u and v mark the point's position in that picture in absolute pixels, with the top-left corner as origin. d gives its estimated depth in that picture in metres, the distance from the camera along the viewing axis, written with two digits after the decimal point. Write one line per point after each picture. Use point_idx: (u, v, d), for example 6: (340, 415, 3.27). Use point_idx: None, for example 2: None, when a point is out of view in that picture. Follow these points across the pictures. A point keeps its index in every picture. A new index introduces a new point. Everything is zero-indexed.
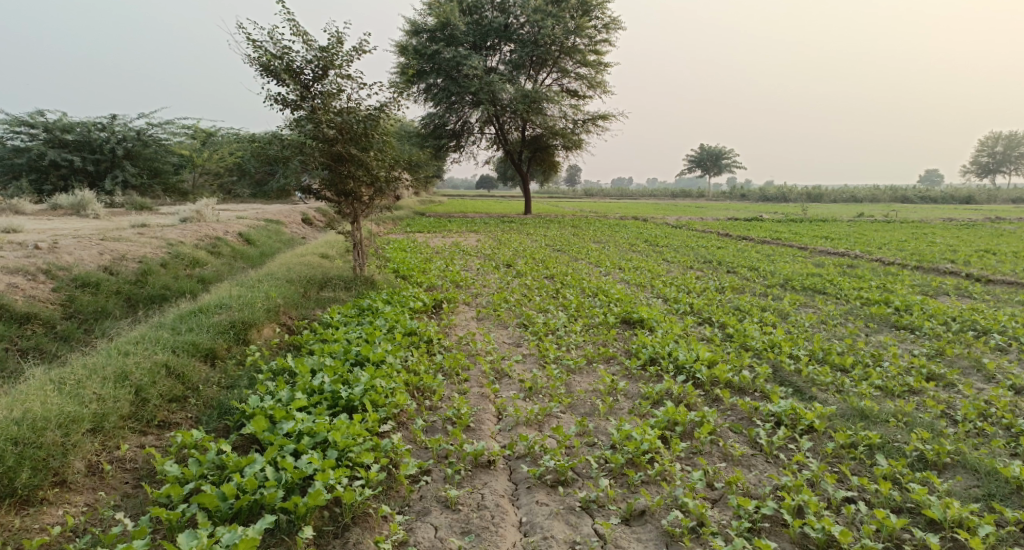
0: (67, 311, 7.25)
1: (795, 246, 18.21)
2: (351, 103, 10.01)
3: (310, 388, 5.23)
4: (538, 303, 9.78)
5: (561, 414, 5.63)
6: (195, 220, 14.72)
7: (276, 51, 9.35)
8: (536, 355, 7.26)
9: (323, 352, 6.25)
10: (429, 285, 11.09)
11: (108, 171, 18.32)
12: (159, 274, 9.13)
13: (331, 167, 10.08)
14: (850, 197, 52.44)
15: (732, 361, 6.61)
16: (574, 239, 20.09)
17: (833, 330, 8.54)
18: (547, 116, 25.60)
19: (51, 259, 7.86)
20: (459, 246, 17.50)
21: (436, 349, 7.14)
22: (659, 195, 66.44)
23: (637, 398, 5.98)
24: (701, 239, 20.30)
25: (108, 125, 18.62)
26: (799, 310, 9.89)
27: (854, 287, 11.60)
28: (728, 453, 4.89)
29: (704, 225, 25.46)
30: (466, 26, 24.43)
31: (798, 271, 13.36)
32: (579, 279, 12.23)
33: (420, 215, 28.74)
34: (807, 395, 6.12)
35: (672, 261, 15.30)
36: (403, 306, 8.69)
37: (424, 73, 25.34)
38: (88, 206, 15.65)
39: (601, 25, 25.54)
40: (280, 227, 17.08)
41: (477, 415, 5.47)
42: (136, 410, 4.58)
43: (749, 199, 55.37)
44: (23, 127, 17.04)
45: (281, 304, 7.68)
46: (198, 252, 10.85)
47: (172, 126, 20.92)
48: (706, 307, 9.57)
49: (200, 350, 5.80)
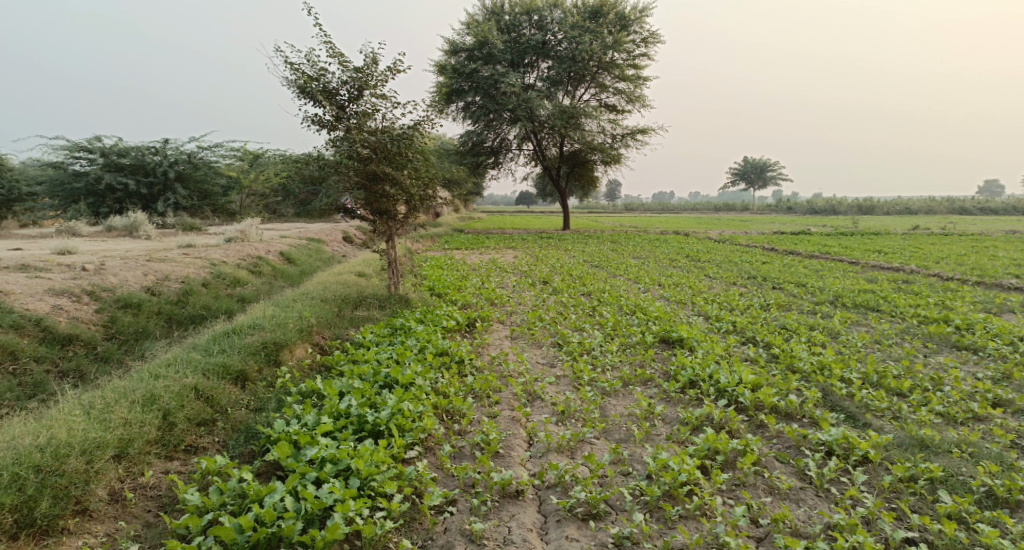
0: (109, 332, 7.39)
1: (845, 261, 17.50)
2: (386, 123, 10.05)
3: (336, 411, 5.14)
4: (573, 321, 9.55)
5: (595, 440, 5.39)
6: (238, 239, 15.04)
7: (313, 73, 9.48)
8: (570, 377, 7.02)
9: (353, 374, 6.17)
10: (464, 303, 11.00)
11: (160, 193, 18.94)
12: (200, 294, 9.29)
13: (366, 187, 10.12)
14: (903, 209, 50.53)
15: (778, 384, 6.24)
16: (613, 255, 19.79)
17: (888, 350, 8.05)
18: (585, 131, 25.44)
19: (96, 280, 8.06)
20: (496, 263, 17.42)
21: (468, 370, 6.99)
22: (701, 209, 65.35)
23: (676, 423, 5.69)
24: (745, 254, 19.72)
25: (162, 149, 19.17)
26: (850, 329, 9.39)
27: (910, 304, 10.98)
28: (774, 486, 4.56)
29: (749, 240, 24.77)
30: (504, 44, 24.56)
31: (848, 287, 12.78)
32: (616, 296, 11.95)
33: (458, 231, 28.86)
34: (860, 422, 5.71)
35: (714, 277, 14.86)
36: (436, 325, 8.60)
37: (462, 91, 25.55)
38: (140, 227, 16.18)
39: (640, 39, 25.31)
40: (321, 245, 17.33)
41: (507, 441, 5.29)
42: (162, 435, 4.59)
43: (796, 212, 53.91)
44: (81, 152, 17.74)
45: (315, 324, 7.67)
46: (239, 272, 11.03)
47: (222, 149, 21.37)
48: (750, 326, 9.17)
49: (230, 372, 5.80)
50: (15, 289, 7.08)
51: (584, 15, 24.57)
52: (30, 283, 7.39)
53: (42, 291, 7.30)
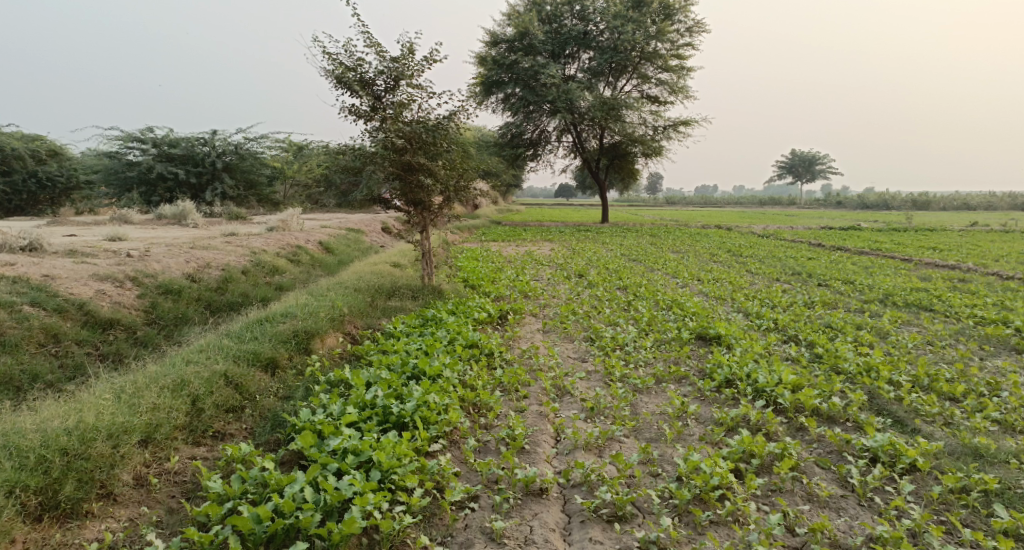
0: (149, 317, 7.56)
1: (897, 258, 16.76)
2: (422, 113, 10.00)
3: (362, 402, 5.12)
4: (608, 315, 9.36)
5: (625, 438, 5.22)
6: (279, 228, 15.29)
7: (350, 63, 9.48)
8: (601, 373, 6.85)
9: (381, 364, 6.14)
10: (497, 295, 10.91)
11: (208, 183, 19.41)
12: (238, 281, 9.44)
13: (401, 177, 10.10)
14: (962, 205, 48.26)
15: (820, 385, 5.96)
16: (651, 248, 19.43)
17: (941, 352, 7.61)
18: (626, 123, 24.99)
19: (139, 266, 8.26)
20: (532, 255, 17.29)
21: (497, 364, 6.89)
22: (745, 202, 63.76)
23: (710, 423, 5.47)
24: (790, 249, 19.10)
25: (210, 140, 19.64)
26: (900, 329, 8.93)
27: (966, 304, 10.40)
28: (813, 493, 4.31)
29: (794, 235, 23.96)
30: (545, 35, 24.30)
31: (900, 286, 12.21)
32: (653, 290, 11.70)
33: (496, 223, 28.81)
34: (909, 428, 5.39)
35: (756, 273, 14.41)
36: (467, 317, 8.53)
37: (502, 83, 25.42)
38: (187, 215, 16.61)
39: (685, 28, 24.67)
40: (359, 235, 17.49)
41: (533, 437, 5.18)
42: (190, 421, 4.65)
43: (846, 207, 52.07)
44: (134, 142, 18.30)
45: (347, 313, 7.69)
46: (277, 260, 11.19)
47: (267, 140, 21.76)
48: (793, 324, 8.82)
49: (261, 360, 5.84)
50: (62, 274, 7.30)
51: (627, 4, 24.09)
52: (76, 268, 7.61)
53: (87, 276, 7.51)
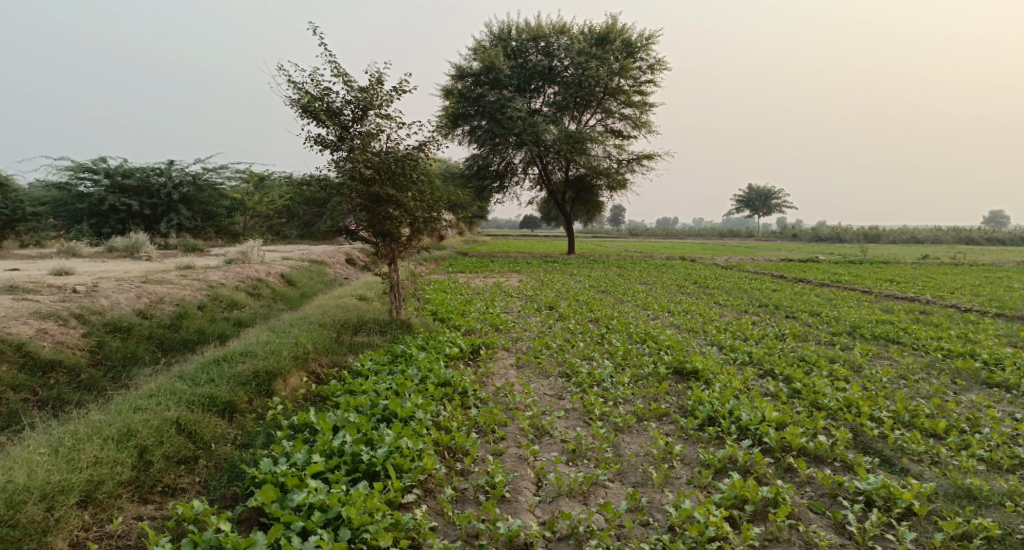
0: (94, 358, 7.03)
1: (858, 290, 17.08)
2: (391, 144, 9.79)
3: (329, 449, 4.74)
4: (582, 349, 9.14)
5: (609, 483, 4.96)
6: (239, 260, 14.73)
7: (317, 92, 9.24)
8: (580, 411, 6.60)
9: (349, 406, 5.77)
10: (468, 329, 10.59)
11: (164, 215, 18.71)
12: (194, 317, 8.92)
13: (369, 209, 9.82)
14: (910, 238, 50.16)
15: (804, 422, 5.82)
16: (619, 280, 19.41)
17: (915, 386, 7.58)
18: (591, 156, 25.23)
19: (85, 303, 7.72)
20: (501, 287, 17.04)
21: (472, 403, 6.57)
22: (706, 235, 65.08)
23: (696, 465, 5.26)
24: (754, 281, 19.33)
25: (167, 170, 19.01)
26: (872, 362, 8.93)
27: (931, 336, 10.52)
28: (811, 541, 4.14)
29: (757, 267, 24.36)
30: (511, 69, 24.55)
31: (865, 318, 12.35)
32: (625, 323, 11.54)
33: (463, 255, 28.55)
34: (897, 467, 5.28)
35: (724, 305, 14.45)
36: (438, 352, 8.20)
37: (468, 115, 25.50)
38: (141, 248, 15.88)
39: (647, 65, 25.25)
40: (323, 267, 17.01)
41: (514, 483, 4.89)
42: (137, 475, 4.21)
43: (802, 240, 53.60)
44: (86, 172, 17.57)
45: (311, 350, 7.28)
46: (237, 294, 10.68)
47: (227, 170, 21.20)
48: (768, 357, 8.73)
49: (217, 404, 5.41)
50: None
51: (591, 41, 24.56)
52: (16, 306, 7.06)
53: (27, 314, 6.96)
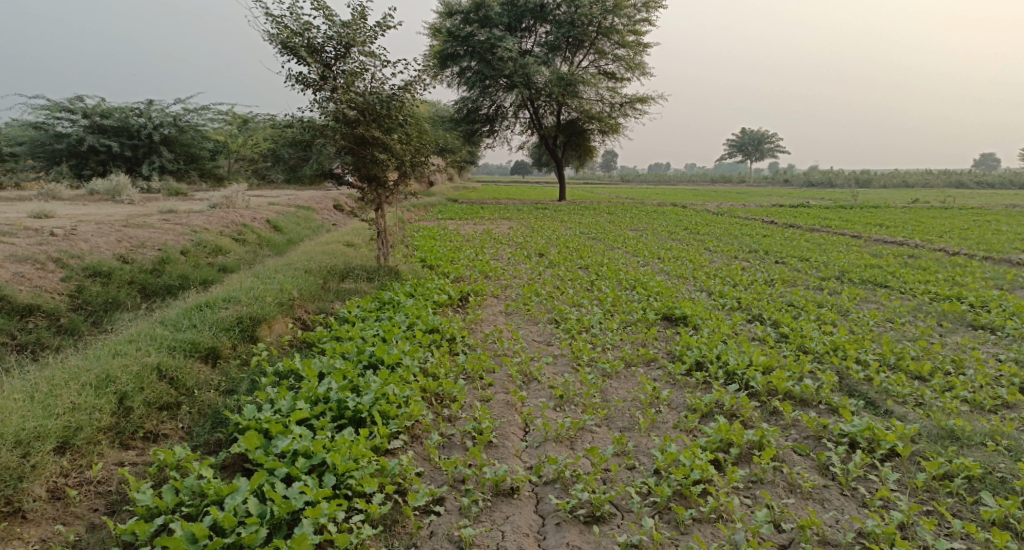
0: (74, 303, 6.88)
1: (848, 235, 17.05)
2: (375, 83, 9.42)
3: (314, 396, 4.69)
4: (571, 296, 9.09)
5: (596, 428, 4.97)
6: (223, 206, 14.42)
7: (297, 27, 8.80)
8: (568, 357, 6.59)
9: (335, 353, 5.72)
10: (457, 276, 10.49)
11: (145, 157, 18.20)
12: (178, 262, 8.74)
13: (354, 151, 9.53)
14: (901, 183, 50.08)
15: (791, 366, 5.84)
16: (610, 226, 19.25)
17: (902, 329, 7.61)
18: (583, 99, 24.65)
19: (63, 247, 7.52)
20: (491, 233, 16.87)
21: (460, 349, 6.54)
22: (698, 181, 64.64)
23: (683, 409, 5.27)
24: (745, 227, 19.25)
25: (146, 111, 18.39)
26: (860, 306, 8.95)
27: (919, 280, 10.55)
28: (795, 483, 4.18)
29: (748, 212, 24.22)
30: (501, 7, 23.64)
31: (854, 262, 12.35)
32: (615, 269, 11.48)
33: (453, 201, 28.18)
34: (881, 409, 5.32)
35: (715, 251, 14.39)
36: (426, 299, 8.11)
37: (457, 56, 24.68)
38: (122, 191, 15.50)
39: (641, 3, 24.37)
40: (310, 213, 16.72)
41: (501, 429, 4.88)
42: (117, 421, 4.15)
43: (793, 185, 53.38)
44: (62, 112, 16.96)
45: (297, 297, 7.16)
46: (221, 239, 10.46)
47: (209, 112, 20.55)
48: (756, 303, 8.73)
49: (199, 349, 5.32)
50: None
51: None
52: None
53: (3, 257, 6.77)
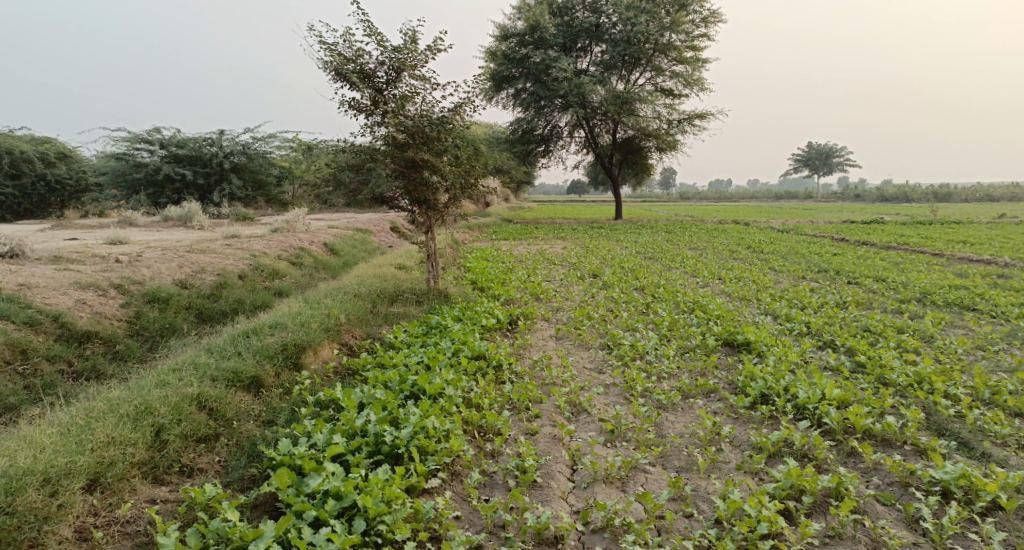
0: (132, 328, 7.03)
1: (927, 253, 15.90)
2: (426, 106, 9.39)
3: (351, 429, 4.51)
4: (625, 320, 8.69)
5: (650, 468, 4.60)
6: (284, 229, 14.76)
7: (350, 53, 8.89)
8: (621, 387, 6.20)
9: (377, 382, 5.55)
10: (507, 299, 10.26)
11: (215, 184, 18.95)
12: (234, 287, 8.86)
13: (404, 175, 9.50)
14: (984, 196, 46.91)
15: (869, 400, 5.28)
16: (667, 245, 18.66)
17: (996, 359, 6.84)
18: (639, 117, 24.18)
19: (126, 273, 7.74)
20: (544, 254, 16.61)
21: (506, 378, 6.28)
22: (761, 197, 62.58)
23: (747, 448, 4.83)
24: (812, 245, 18.27)
25: (218, 140, 19.15)
26: (946, 332, 8.16)
27: (1013, 303, 9.58)
28: (879, 540, 3.68)
29: (815, 229, 23.07)
30: (556, 28, 23.60)
31: (937, 283, 11.41)
32: (673, 291, 10.98)
33: (508, 221, 28.12)
34: (977, 452, 4.69)
35: (780, 271, 13.64)
36: (473, 323, 7.89)
37: (512, 78, 24.74)
38: (193, 217, 16.13)
39: (700, 19, 23.81)
40: (366, 235, 16.93)
41: (547, 468, 4.58)
42: (152, 456, 4.17)
43: (864, 200, 50.88)
44: (141, 143, 17.80)
45: (344, 321, 7.08)
46: (278, 263, 10.63)
47: (275, 139, 21.26)
48: (828, 327, 8.07)
49: (242, 379, 5.26)
50: (41, 283, 6.79)
51: None
52: (58, 276, 7.11)
53: (67, 284, 6.99)
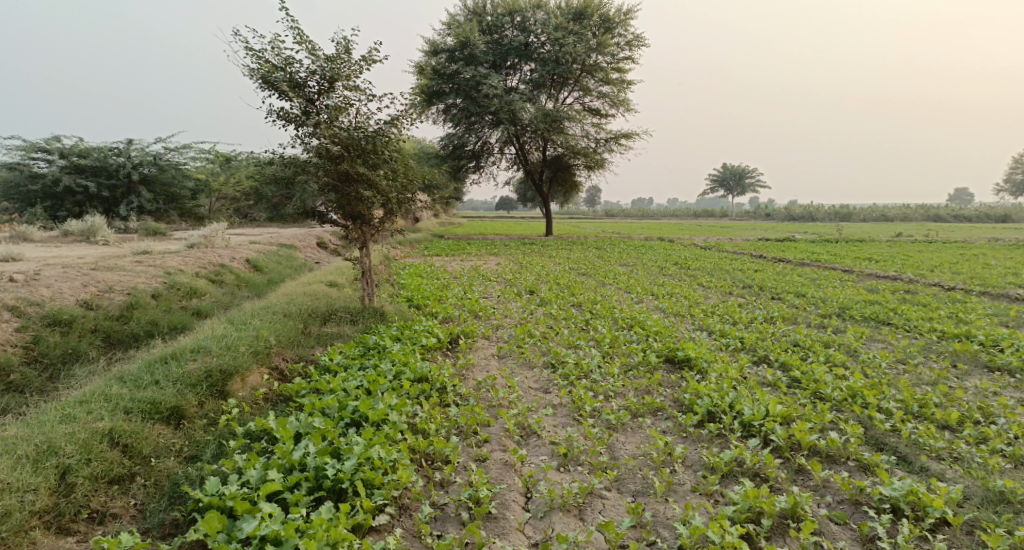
0: (29, 355, 6.29)
1: (839, 269, 16.85)
2: (360, 118, 9.06)
3: (287, 463, 4.13)
4: (567, 337, 8.60)
5: (606, 493, 4.49)
6: (201, 245, 13.83)
7: (279, 61, 8.45)
8: (569, 408, 6.06)
9: (314, 409, 5.15)
10: (445, 316, 9.99)
11: (123, 197, 17.67)
12: (149, 307, 8.14)
13: (337, 189, 9.09)
14: (880, 216, 50.69)
15: (811, 416, 5.39)
16: (599, 262, 18.91)
17: (917, 372, 7.21)
18: (569, 136, 24.56)
19: (22, 293, 6.95)
20: (478, 270, 16.41)
21: (451, 401, 6.01)
22: (682, 215, 65.06)
23: (700, 468, 4.81)
24: (734, 261, 19.01)
25: (126, 150, 17.92)
26: (867, 346, 8.56)
27: (923, 318, 10.21)
28: None
29: (735, 246, 24.09)
30: (486, 45, 23.66)
31: (852, 298, 12.04)
32: (610, 307, 11.04)
33: (440, 237, 27.75)
34: (917, 466, 4.93)
35: (709, 287, 14.03)
36: (413, 343, 7.58)
37: (442, 93, 24.58)
38: (98, 231, 14.91)
39: (625, 42, 24.55)
40: (292, 251, 16.19)
41: (501, 497, 4.38)
42: (57, 502, 3.70)
43: (775, 219, 53.91)
44: (39, 152, 16.39)
45: (275, 344, 6.60)
46: (197, 281, 9.90)
47: (190, 150, 20.09)
48: (761, 343, 8.29)
49: (161, 410, 4.75)
50: None
51: (568, 16, 23.70)
52: None
53: None
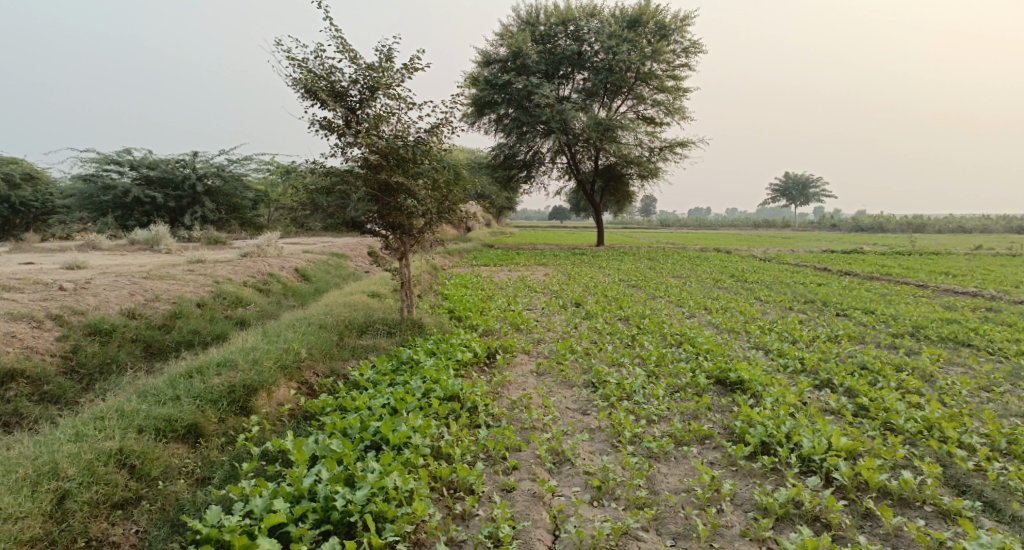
0: (67, 365, 6.33)
1: (912, 284, 15.66)
2: (401, 127, 8.89)
3: (296, 491, 3.87)
4: (610, 354, 8.12)
5: (643, 535, 4.09)
6: (253, 254, 14.02)
7: (321, 71, 8.39)
8: (608, 433, 5.58)
9: (335, 429, 4.90)
10: (485, 330, 9.67)
11: (187, 207, 18.26)
12: (191, 316, 8.17)
13: (377, 199, 8.93)
14: (957, 228, 47.66)
15: (881, 451, 4.77)
16: (650, 273, 18.29)
17: (1004, 402, 6.41)
18: (621, 144, 24.01)
19: (69, 302, 7.04)
20: (525, 281, 16.07)
21: (481, 421, 5.65)
22: (741, 226, 63.10)
23: (751, 510, 4.30)
24: (796, 274, 18.00)
25: (191, 162, 18.48)
26: (945, 370, 7.72)
27: (1009, 339, 9.23)
28: None
29: (797, 258, 22.91)
30: (539, 55, 23.41)
31: (928, 316, 11.06)
32: (659, 322, 10.47)
33: (489, 247, 27.57)
34: (1007, 516, 4.31)
35: (767, 301, 13.25)
36: (447, 358, 7.26)
37: (494, 103, 24.46)
38: (161, 240, 15.39)
39: (681, 48, 23.87)
40: (341, 261, 16.26)
41: (525, 537, 4.04)
42: (52, 529, 3.67)
43: (840, 230, 51.56)
44: (111, 164, 17.09)
45: (305, 357, 6.40)
46: (243, 290, 9.94)
47: (249, 161, 20.60)
48: (824, 365, 7.57)
49: (176, 428, 4.59)
50: None
51: (622, 24, 23.23)
52: None
53: None
